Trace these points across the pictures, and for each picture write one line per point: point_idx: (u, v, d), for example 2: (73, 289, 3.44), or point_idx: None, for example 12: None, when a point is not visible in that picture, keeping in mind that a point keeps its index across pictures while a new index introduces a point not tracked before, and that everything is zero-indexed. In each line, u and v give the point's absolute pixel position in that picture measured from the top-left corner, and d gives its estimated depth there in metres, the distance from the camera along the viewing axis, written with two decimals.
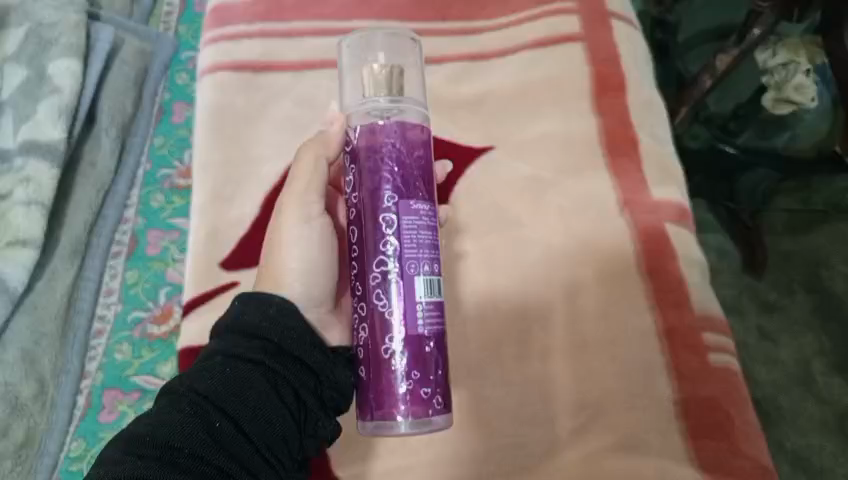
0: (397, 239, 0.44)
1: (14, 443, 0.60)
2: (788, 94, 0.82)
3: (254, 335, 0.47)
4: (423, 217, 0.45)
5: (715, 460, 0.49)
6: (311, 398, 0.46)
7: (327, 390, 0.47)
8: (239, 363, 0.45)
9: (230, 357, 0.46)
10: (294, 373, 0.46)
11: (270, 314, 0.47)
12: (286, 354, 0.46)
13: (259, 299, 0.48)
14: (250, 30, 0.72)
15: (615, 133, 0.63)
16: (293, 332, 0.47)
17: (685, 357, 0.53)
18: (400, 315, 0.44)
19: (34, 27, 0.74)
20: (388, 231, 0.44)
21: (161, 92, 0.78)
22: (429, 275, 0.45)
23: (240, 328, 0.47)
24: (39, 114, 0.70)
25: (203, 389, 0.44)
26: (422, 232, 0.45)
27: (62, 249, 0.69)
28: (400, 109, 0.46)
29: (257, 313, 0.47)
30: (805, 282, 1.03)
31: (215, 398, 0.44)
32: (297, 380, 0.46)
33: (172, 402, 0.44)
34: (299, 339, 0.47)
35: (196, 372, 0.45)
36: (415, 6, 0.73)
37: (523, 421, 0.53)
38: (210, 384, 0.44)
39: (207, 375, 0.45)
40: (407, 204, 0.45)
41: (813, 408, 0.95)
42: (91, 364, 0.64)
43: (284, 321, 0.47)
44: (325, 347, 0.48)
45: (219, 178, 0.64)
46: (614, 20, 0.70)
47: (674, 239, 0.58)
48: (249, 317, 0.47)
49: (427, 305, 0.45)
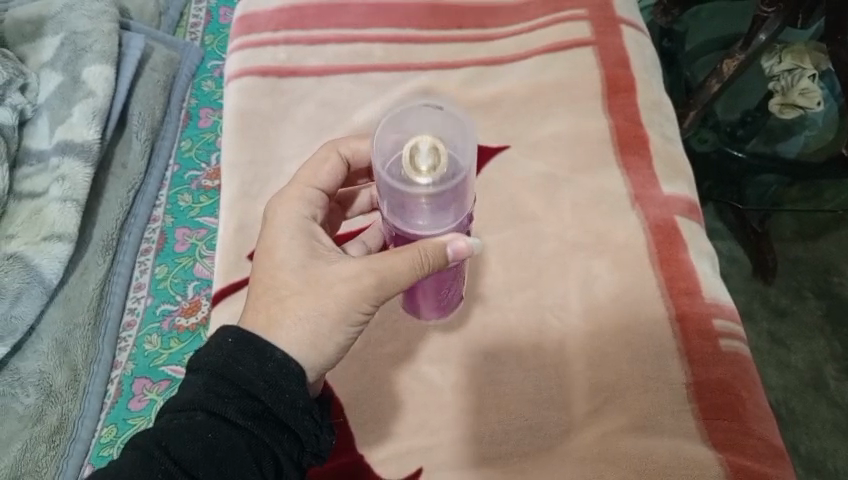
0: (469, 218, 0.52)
1: (49, 429, 0.63)
2: (793, 98, 0.84)
3: (245, 393, 0.45)
4: None
5: (727, 439, 0.51)
6: (292, 469, 0.46)
7: (308, 455, 0.47)
8: (224, 426, 0.44)
9: (214, 416, 0.44)
10: (279, 441, 0.45)
11: (268, 370, 0.45)
12: (274, 417, 0.45)
13: (257, 350, 0.45)
14: (275, 38, 0.75)
15: (626, 131, 0.66)
16: (287, 393, 0.46)
17: (698, 343, 0.55)
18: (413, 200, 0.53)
19: (68, 34, 0.78)
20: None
21: (187, 99, 0.82)
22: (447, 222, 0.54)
23: (232, 380, 0.45)
24: (73, 117, 0.74)
25: (181, 454, 0.43)
26: None
27: (95, 245, 0.72)
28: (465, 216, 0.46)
29: (255, 368, 0.45)
30: (815, 288, 1.04)
31: (190, 466, 0.43)
32: (282, 450, 0.45)
33: (142, 462, 0.42)
34: (291, 403, 0.46)
35: (175, 430, 0.44)
36: (430, 14, 0.76)
37: (541, 405, 0.55)
38: (189, 450, 0.43)
39: (186, 438, 0.43)
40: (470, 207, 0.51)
41: (825, 411, 0.96)
42: (122, 354, 0.66)
43: (280, 383, 0.45)
44: (316, 410, 0.47)
45: (248, 177, 0.67)
46: (623, 26, 0.72)
47: (684, 230, 0.60)
48: (244, 368, 0.45)
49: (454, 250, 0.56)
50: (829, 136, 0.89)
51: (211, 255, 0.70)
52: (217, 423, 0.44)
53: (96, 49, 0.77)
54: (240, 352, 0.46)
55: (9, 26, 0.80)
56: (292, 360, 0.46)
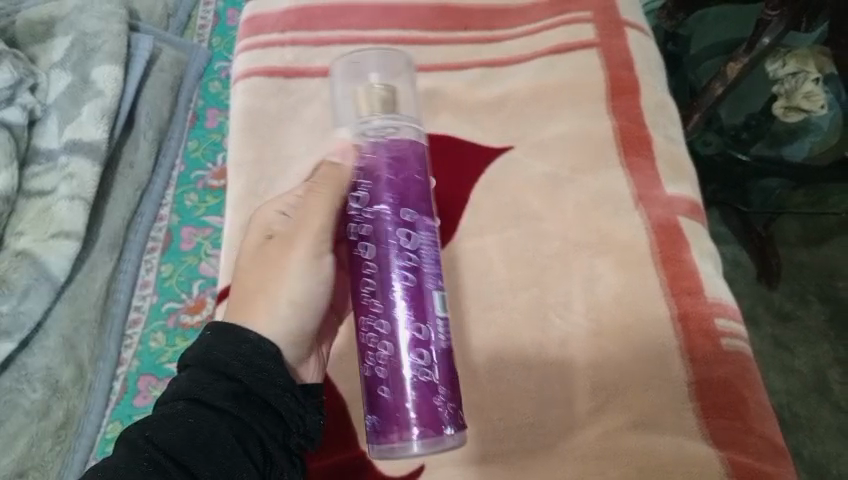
0: (420, 255, 0.48)
1: (54, 424, 0.64)
2: (797, 102, 0.85)
3: (224, 375, 0.46)
4: (433, 234, 0.49)
5: (732, 438, 0.51)
6: (279, 450, 0.46)
7: (296, 437, 0.48)
8: (206, 410, 0.45)
9: (196, 403, 0.45)
10: (262, 422, 0.46)
11: (243, 352, 0.48)
12: (255, 398, 0.46)
13: (234, 335, 0.48)
14: (282, 39, 0.75)
15: (630, 132, 0.66)
16: (265, 372, 0.47)
17: (700, 342, 0.55)
18: (450, 335, 0.49)
19: (78, 35, 0.79)
20: (433, 280, 0.49)
21: (194, 99, 0.83)
22: (442, 289, 0.49)
23: (210, 366, 0.47)
24: (82, 116, 0.75)
25: (164, 441, 0.44)
26: (433, 249, 0.49)
27: (102, 243, 0.73)
28: (394, 127, 0.49)
29: (231, 351, 0.47)
30: (819, 292, 1.04)
31: (174, 451, 0.43)
32: (265, 430, 0.46)
33: (129, 454, 0.43)
34: (270, 381, 0.47)
35: (159, 421, 0.45)
36: (437, 16, 0.77)
37: (544, 403, 0.55)
38: (171, 436, 0.44)
39: (169, 426, 0.44)
40: (424, 221, 0.49)
41: (829, 415, 0.96)
42: (127, 352, 0.67)
43: (257, 362, 0.47)
44: (298, 392, 0.49)
45: (253, 176, 0.67)
46: (628, 29, 0.73)
47: (687, 231, 0.61)
48: (220, 354, 0.47)
49: (443, 320, 0.49)
50: (833, 140, 0.89)
51: (216, 254, 0.71)
52: (199, 409, 0.45)
53: (106, 49, 0.78)
54: (217, 340, 0.48)
55: (22, 27, 0.81)
56: (265, 341, 0.48)
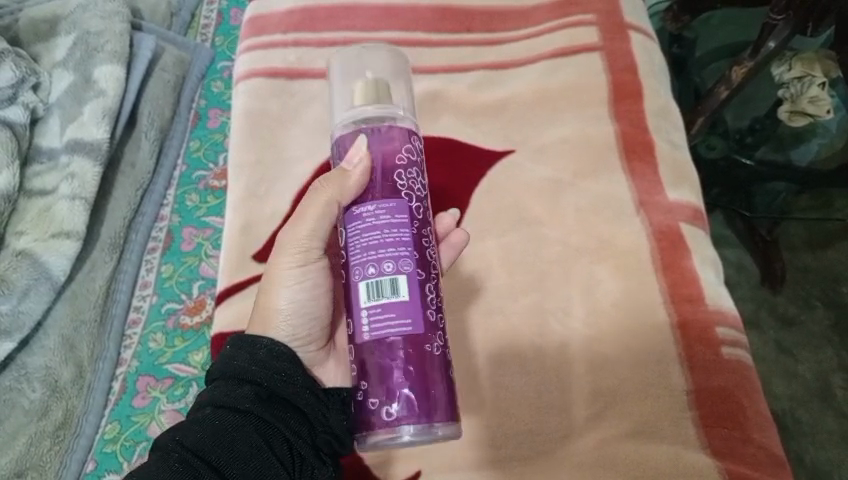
0: (346, 249, 0.45)
1: (54, 424, 0.64)
2: (803, 106, 0.83)
3: (245, 381, 0.47)
4: (368, 219, 0.45)
5: (727, 448, 0.51)
6: (305, 447, 0.46)
7: (322, 435, 0.47)
8: (230, 413, 0.45)
9: (221, 407, 0.45)
10: (285, 420, 0.46)
11: (260, 357, 0.48)
12: (276, 400, 0.47)
13: (250, 341, 0.48)
14: (283, 40, 0.75)
15: (633, 137, 0.66)
16: (284, 373, 0.47)
17: (699, 350, 0.54)
18: (393, 323, 0.43)
19: (81, 35, 0.79)
20: (362, 268, 0.44)
21: (196, 99, 0.83)
22: (376, 278, 0.43)
23: (231, 373, 0.47)
24: (84, 115, 0.75)
25: (192, 443, 0.44)
26: (367, 234, 0.44)
27: (104, 243, 0.74)
28: (390, 118, 0.47)
29: (248, 357, 0.47)
30: (823, 297, 1.03)
31: (202, 452, 0.43)
32: (289, 428, 0.46)
33: (160, 457, 0.43)
34: (289, 381, 0.47)
35: (187, 426, 0.45)
36: (440, 18, 0.76)
37: (541, 409, 0.54)
38: (198, 438, 0.44)
39: (196, 429, 0.44)
40: (353, 212, 0.45)
41: (831, 422, 0.95)
42: (127, 352, 0.68)
43: (274, 365, 0.47)
44: (318, 388, 0.48)
45: (251, 179, 0.67)
46: (633, 32, 0.73)
47: (689, 238, 0.60)
48: (239, 362, 0.47)
49: (372, 311, 0.43)
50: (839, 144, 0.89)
51: (217, 255, 0.71)
52: (224, 412, 0.45)
53: (108, 49, 0.78)
54: (234, 349, 0.48)
55: (24, 25, 0.81)
56: (280, 344, 0.49)
